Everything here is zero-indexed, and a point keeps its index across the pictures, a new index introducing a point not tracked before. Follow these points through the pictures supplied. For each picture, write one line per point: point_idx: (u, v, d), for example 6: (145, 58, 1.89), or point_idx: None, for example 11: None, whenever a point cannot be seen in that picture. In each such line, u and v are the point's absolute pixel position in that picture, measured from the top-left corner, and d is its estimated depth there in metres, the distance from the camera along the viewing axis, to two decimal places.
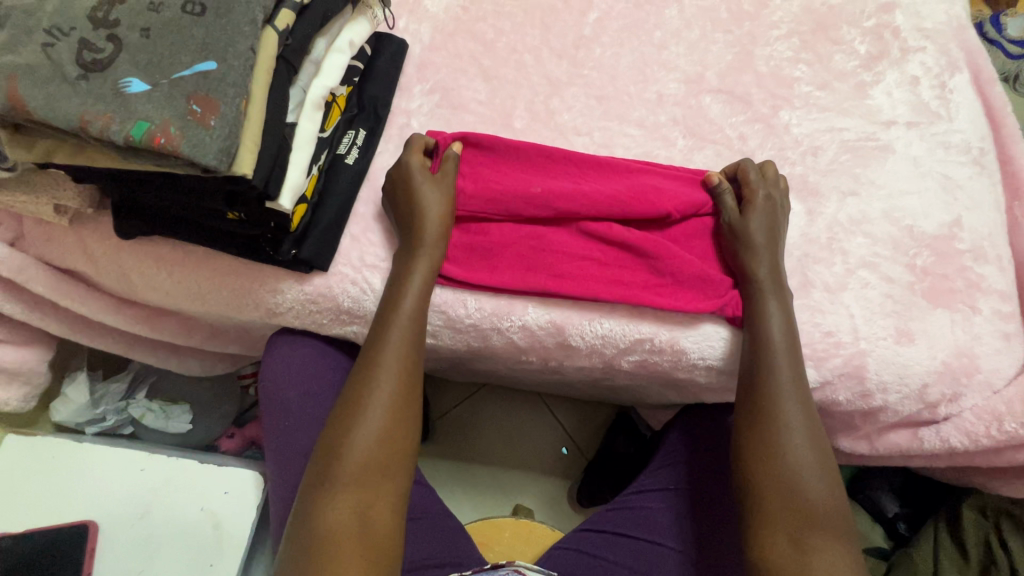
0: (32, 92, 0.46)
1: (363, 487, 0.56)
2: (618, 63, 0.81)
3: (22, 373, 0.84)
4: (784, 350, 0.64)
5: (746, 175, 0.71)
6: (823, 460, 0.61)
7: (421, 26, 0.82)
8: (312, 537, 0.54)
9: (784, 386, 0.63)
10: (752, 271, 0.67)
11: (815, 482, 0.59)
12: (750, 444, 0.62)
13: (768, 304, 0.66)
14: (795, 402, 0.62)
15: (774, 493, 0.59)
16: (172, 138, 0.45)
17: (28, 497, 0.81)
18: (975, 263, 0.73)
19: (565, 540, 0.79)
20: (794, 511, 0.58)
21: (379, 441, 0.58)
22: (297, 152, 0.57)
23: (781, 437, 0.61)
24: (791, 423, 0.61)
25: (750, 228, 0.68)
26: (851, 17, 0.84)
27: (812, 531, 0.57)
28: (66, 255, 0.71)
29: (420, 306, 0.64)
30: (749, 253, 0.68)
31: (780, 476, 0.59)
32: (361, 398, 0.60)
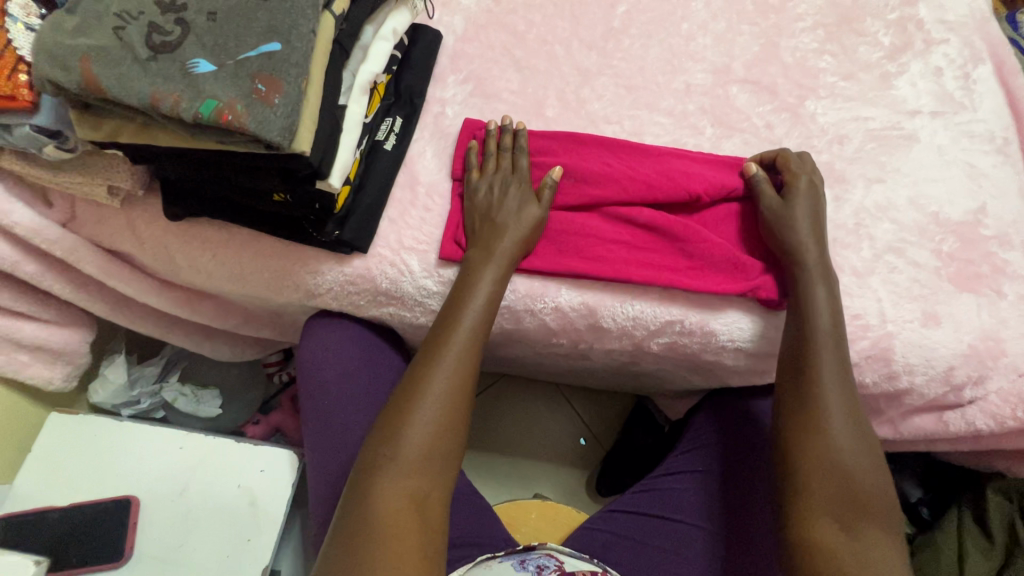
0: (105, 72, 0.49)
1: (422, 470, 0.58)
2: (647, 54, 0.83)
3: (66, 353, 0.87)
4: (829, 339, 0.65)
5: (786, 163, 0.73)
6: (871, 452, 0.61)
7: (455, 17, 0.85)
8: (369, 513, 0.55)
9: (833, 378, 0.63)
10: (798, 254, 0.68)
11: (862, 471, 0.60)
12: (797, 432, 0.63)
13: (814, 287, 0.67)
14: (845, 394, 0.63)
15: (821, 480, 0.60)
16: (238, 115, 0.47)
17: (70, 474, 0.84)
18: (1000, 250, 0.74)
19: (592, 520, 0.81)
20: (847, 502, 0.59)
21: (434, 432, 0.60)
22: (347, 134, 0.60)
23: (832, 426, 0.62)
24: (839, 413, 0.62)
25: (795, 213, 0.69)
26: (875, 10, 0.86)
27: (865, 522, 0.58)
28: (115, 236, 0.74)
29: (488, 302, 0.66)
30: (794, 234, 0.69)
31: (829, 463, 0.60)
32: (420, 382, 0.62)
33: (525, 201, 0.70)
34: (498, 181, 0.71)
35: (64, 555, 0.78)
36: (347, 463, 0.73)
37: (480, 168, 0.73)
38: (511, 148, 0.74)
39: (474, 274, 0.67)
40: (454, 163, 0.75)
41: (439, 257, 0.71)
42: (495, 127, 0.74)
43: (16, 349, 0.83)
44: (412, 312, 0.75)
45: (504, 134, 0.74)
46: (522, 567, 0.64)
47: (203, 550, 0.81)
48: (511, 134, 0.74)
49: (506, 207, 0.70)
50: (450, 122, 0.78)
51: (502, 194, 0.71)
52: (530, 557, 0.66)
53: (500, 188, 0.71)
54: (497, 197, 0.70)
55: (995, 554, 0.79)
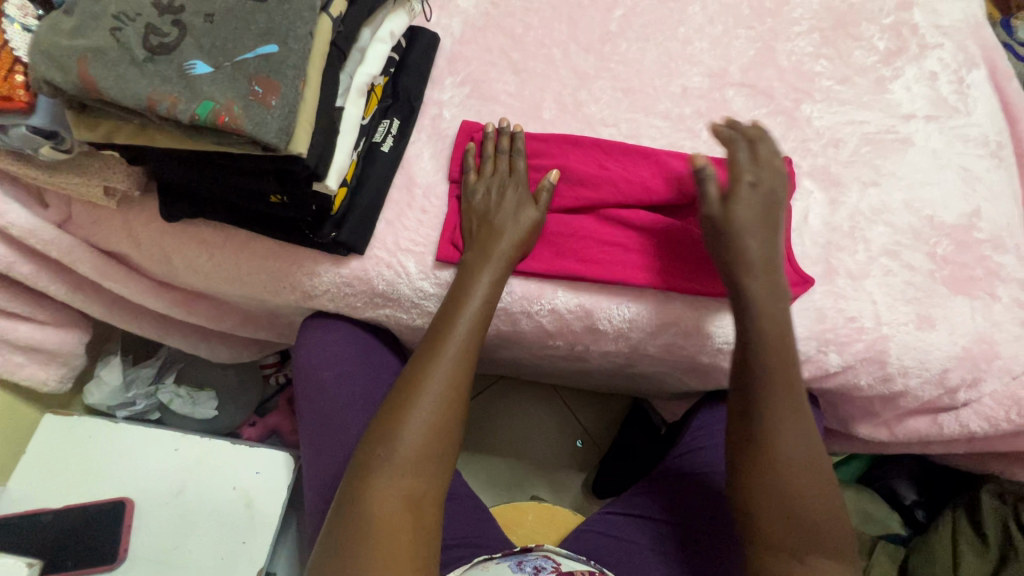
0: (102, 73, 0.49)
1: (417, 471, 0.58)
2: (644, 57, 0.84)
3: (62, 354, 0.87)
4: (779, 371, 0.62)
5: (736, 157, 0.67)
6: (826, 488, 0.60)
7: (452, 20, 0.85)
8: (361, 515, 0.56)
9: (785, 414, 0.61)
10: (746, 262, 0.64)
11: (818, 512, 0.59)
12: (752, 477, 0.61)
13: (758, 309, 0.64)
14: (798, 430, 0.61)
15: (777, 526, 0.59)
16: (235, 117, 0.47)
17: (64, 476, 0.83)
18: (994, 253, 0.75)
19: (591, 523, 0.81)
20: (795, 535, 0.58)
21: (430, 432, 0.60)
22: (344, 136, 0.60)
23: (787, 468, 0.60)
24: (793, 450, 0.60)
25: (736, 216, 0.64)
26: (870, 15, 0.86)
27: (813, 553, 0.57)
28: (111, 237, 0.74)
29: (486, 302, 0.66)
30: (735, 245, 0.64)
31: (783, 508, 0.59)
32: (415, 383, 0.62)
33: (521, 204, 0.70)
34: (493, 184, 0.72)
35: (59, 558, 0.78)
36: (342, 464, 0.72)
37: (476, 170, 0.73)
38: (508, 150, 0.74)
39: (471, 275, 0.67)
40: (451, 164, 0.75)
41: (435, 259, 0.71)
42: (493, 130, 0.75)
43: (11, 350, 0.83)
44: (409, 313, 0.75)
45: (500, 136, 0.74)
46: (519, 568, 0.64)
47: (198, 552, 0.80)
48: (508, 137, 0.74)
49: (500, 210, 0.70)
50: (448, 124, 0.79)
51: (497, 197, 0.71)
52: (527, 558, 0.66)
53: (497, 190, 0.71)
54: (494, 199, 0.71)
55: (990, 556, 0.79)
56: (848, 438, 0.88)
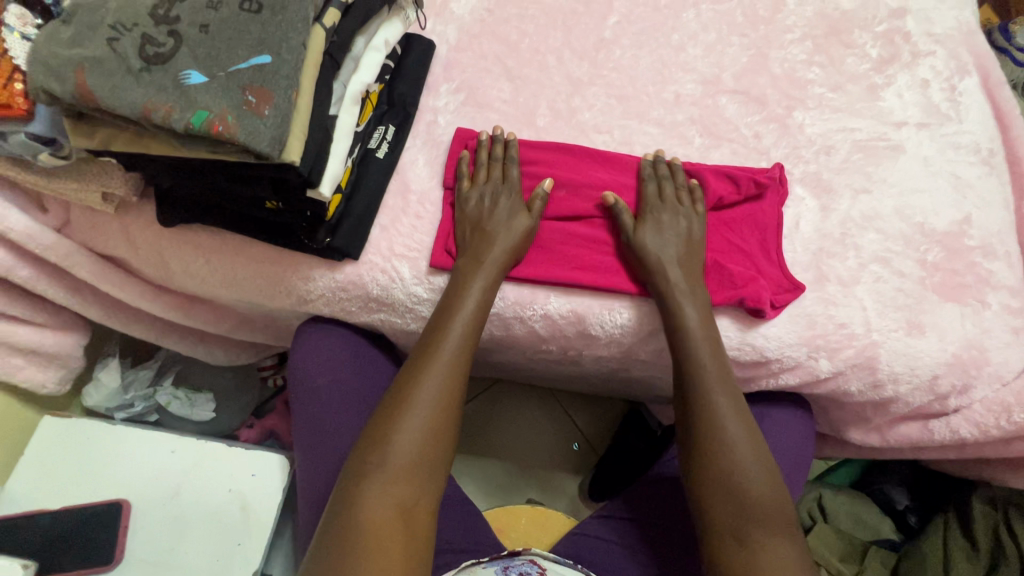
0: (99, 83, 0.50)
1: (410, 478, 0.59)
2: (638, 64, 0.84)
3: (60, 357, 0.87)
4: (709, 354, 0.66)
5: (645, 194, 0.74)
6: (762, 459, 0.63)
7: (448, 27, 0.86)
8: (353, 522, 0.56)
9: (717, 391, 0.65)
10: (660, 270, 0.69)
11: (756, 482, 0.61)
12: (693, 456, 0.65)
13: (687, 301, 0.68)
14: (731, 406, 0.65)
15: (718, 501, 0.62)
16: (228, 126, 0.48)
17: (62, 477, 0.84)
18: (985, 260, 0.75)
19: (582, 525, 0.81)
20: (737, 513, 0.60)
21: (423, 440, 0.60)
22: (338, 143, 0.60)
23: (723, 441, 0.63)
24: (728, 426, 0.64)
25: (646, 249, 0.70)
26: (863, 22, 0.87)
27: (756, 531, 0.59)
28: (109, 241, 0.75)
29: (479, 311, 0.67)
30: (649, 267, 0.69)
31: (724, 482, 0.62)
32: (408, 390, 0.62)
33: (514, 213, 0.71)
34: (486, 191, 0.73)
35: (54, 559, 0.78)
36: (336, 468, 0.73)
37: (470, 178, 0.74)
38: (501, 158, 0.75)
39: (464, 282, 0.68)
40: (445, 171, 0.76)
41: (429, 266, 0.72)
42: (486, 138, 0.76)
43: (9, 352, 0.84)
44: (403, 318, 0.76)
45: (494, 145, 0.76)
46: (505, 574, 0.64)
47: (193, 555, 0.81)
48: (501, 145, 0.76)
49: (491, 219, 0.71)
50: (442, 130, 0.79)
51: (488, 206, 0.72)
52: (513, 564, 0.67)
53: (491, 198, 0.72)
54: (487, 207, 0.72)
55: (981, 562, 0.79)
56: (840, 443, 0.88)
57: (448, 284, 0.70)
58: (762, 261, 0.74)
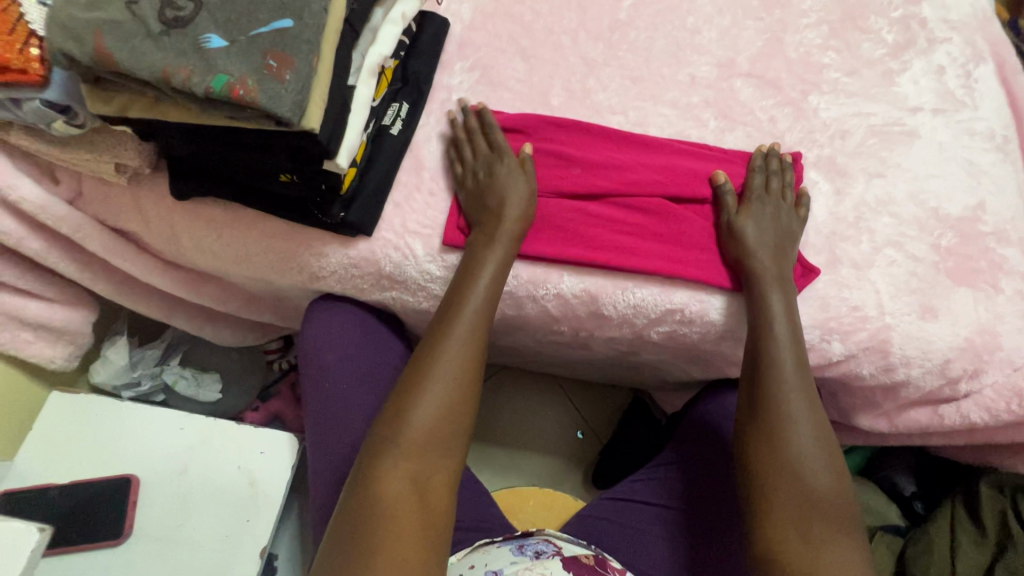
0: (118, 45, 0.49)
1: (424, 455, 0.58)
2: (653, 46, 0.84)
3: (69, 332, 0.87)
4: (789, 345, 0.66)
5: (751, 183, 0.74)
6: (830, 456, 0.62)
7: (462, 6, 0.85)
8: (370, 497, 0.56)
9: (793, 385, 0.65)
10: (749, 256, 0.70)
11: (824, 480, 0.61)
12: (759, 445, 0.64)
13: (771, 295, 0.68)
14: (806, 402, 0.64)
15: (783, 491, 0.60)
16: (249, 90, 0.48)
17: (70, 452, 0.84)
18: (998, 246, 0.75)
19: (591, 507, 0.82)
20: (803, 507, 0.59)
21: (438, 416, 0.60)
22: (355, 115, 0.60)
23: (796, 435, 0.62)
24: (803, 421, 0.63)
25: (746, 236, 0.70)
26: (879, 8, 0.86)
27: (821, 527, 0.58)
28: (120, 215, 0.74)
29: (492, 287, 0.66)
30: (743, 250, 0.70)
31: (788, 472, 0.61)
32: (424, 367, 0.62)
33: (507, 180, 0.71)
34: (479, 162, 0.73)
35: (63, 533, 0.79)
36: (347, 445, 0.73)
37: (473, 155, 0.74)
38: (480, 129, 0.75)
39: (479, 257, 0.68)
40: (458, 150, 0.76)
41: (443, 243, 0.72)
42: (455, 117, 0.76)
43: (20, 326, 0.84)
44: (415, 296, 0.76)
45: (466, 120, 0.75)
46: (520, 551, 0.64)
47: (202, 531, 0.81)
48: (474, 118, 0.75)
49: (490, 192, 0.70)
50: (456, 109, 0.79)
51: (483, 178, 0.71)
52: (528, 542, 0.66)
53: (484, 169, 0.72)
54: (486, 179, 0.71)
55: (987, 548, 0.80)
56: (848, 430, 0.88)
57: (462, 261, 0.69)
58: None
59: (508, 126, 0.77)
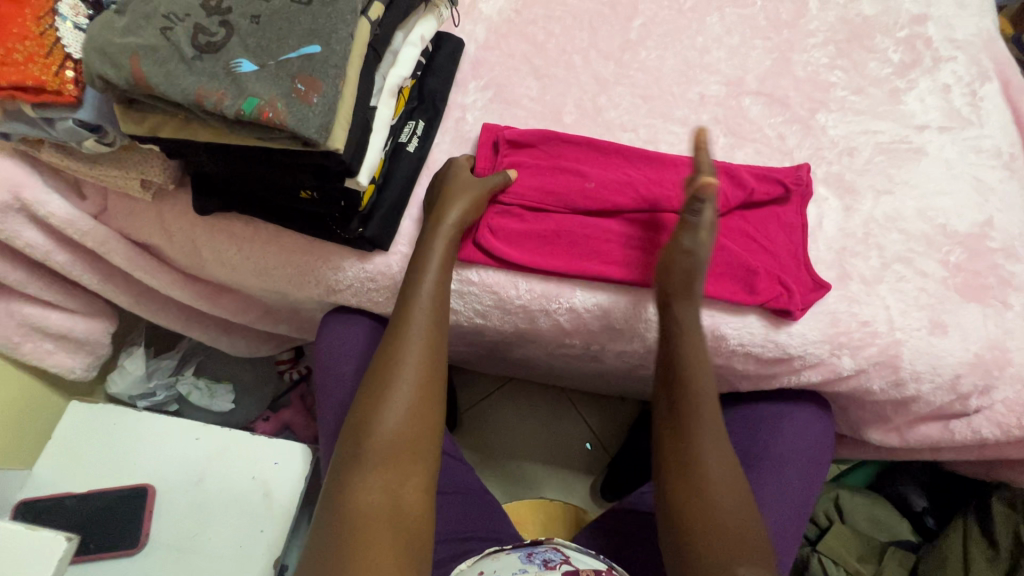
0: (153, 69, 0.51)
1: (394, 465, 0.59)
2: (662, 65, 0.86)
3: (89, 342, 0.89)
4: (700, 359, 0.67)
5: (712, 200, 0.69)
6: (733, 473, 0.63)
7: (476, 27, 0.88)
8: (346, 510, 0.57)
9: (700, 411, 0.65)
10: (687, 283, 0.68)
11: (735, 505, 0.61)
12: (673, 476, 0.63)
13: (685, 316, 0.68)
14: (710, 423, 0.65)
15: (701, 519, 0.60)
16: (278, 112, 0.50)
17: (88, 460, 0.85)
18: (1007, 262, 0.76)
19: (601, 519, 0.83)
20: (721, 538, 0.59)
21: (407, 426, 0.61)
22: (376, 135, 0.62)
23: (699, 463, 0.63)
24: (710, 442, 0.64)
25: (680, 244, 0.68)
26: (885, 28, 0.88)
27: (739, 555, 0.58)
28: (144, 229, 0.76)
29: (439, 292, 0.67)
30: (688, 279, 0.67)
31: (701, 498, 0.61)
32: (388, 378, 0.63)
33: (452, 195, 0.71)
34: (452, 179, 0.74)
35: (82, 542, 0.80)
36: None
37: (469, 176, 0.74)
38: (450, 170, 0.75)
39: (426, 254, 0.69)
40: (478, 163, 0.78)
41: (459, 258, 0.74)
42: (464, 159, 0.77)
43: (42, 337, 0.86)
44: None
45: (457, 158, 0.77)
46: (528, 560, 0.64)
47: (216, 541, 0.82)
48: (464, 158, 0.77)
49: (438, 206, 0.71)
50: (470, 128, 0.81)
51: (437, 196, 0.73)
52: (537, 550, 0.67)
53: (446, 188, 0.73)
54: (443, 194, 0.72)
55: (1000, 563, 0.80)
56: (857, 445, 0.89)
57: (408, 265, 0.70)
58: (787, 260, 0.74)
59: (518, 142, 0.78)
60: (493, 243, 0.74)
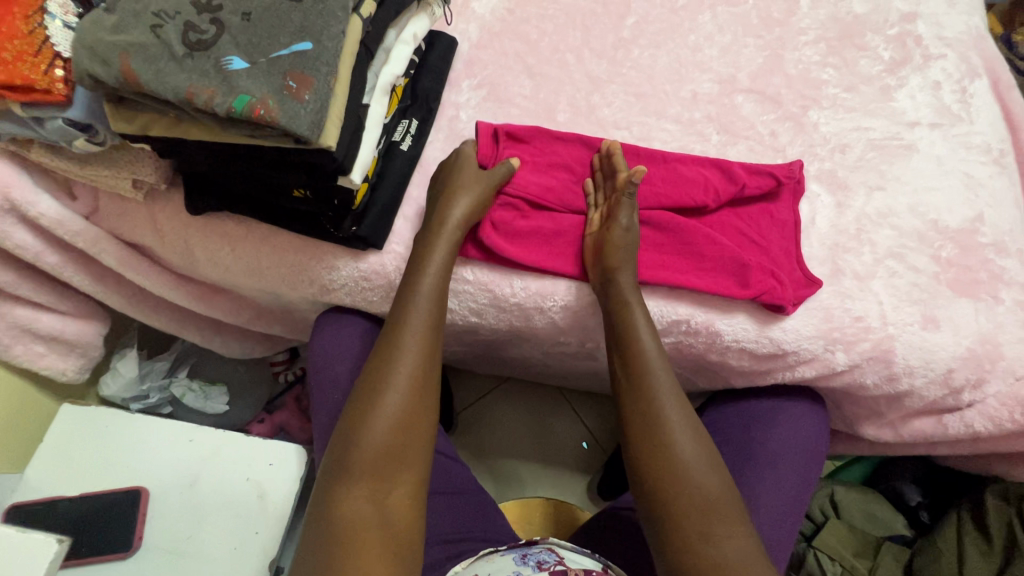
0: (143, 67, 0.51)
1: (382, 473, 0.59)
2: (655, 63, 0.86)
3: (81, 345, 0.89)
4: (644, 327, 0.68)
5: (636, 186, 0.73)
6: (701, 453, 0.63)
7: (470, 26, 0.88)
8: (334, 519, 0.57)
9: (661, 397, 0.66)
10: (622, 257, 0.70)
11: (698, 473, 0.61)
12: (648, 468, 0.63)
13: (621, 279, 0.69)
14: (671, 407, 0.65)
15: (675, 497, 0.61)
16: (270, 110, 0.50)
17: (80, 464, 0.84)
18: (997, 257, 0.76)
19: (597, 518, 0.83)
20: (698, 509, 0.60)
21: (397, 431, 0.61)
22: (369, 133, 0.62)
23: (666, 447, 0.63)
24: (667, 411, 0.65)
25: (619, 222, 0.71)
26: (875, 25, 0.89)
27: (715, 524, 0.59)
28: (136, 229, 0.76)
29: (436, 296, 0.67)
30: (623, 259, 0.70)
31: (664, 472, 0.62)
32: (379, 384, 0.63)
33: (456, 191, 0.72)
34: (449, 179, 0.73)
35: (74, 546, 0.79)
36: None
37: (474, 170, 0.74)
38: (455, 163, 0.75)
39: (428, 260, 0.69)
40: (479, 151, 0.77)
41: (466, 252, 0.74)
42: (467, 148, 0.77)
43: (33, 339, 0.85)
44: None
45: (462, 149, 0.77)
46: (523, 561, 0.64)
47: (210, 543, 0.81)
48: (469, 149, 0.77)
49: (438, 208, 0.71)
50: (464, 126, 0.81)
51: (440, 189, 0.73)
52: (531, 551, 0.67)
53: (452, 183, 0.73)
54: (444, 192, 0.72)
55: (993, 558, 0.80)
56: (852, 441, 0.89)
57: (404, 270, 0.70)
58: (779, 256, 0.75)
59: (515, 138, 0.78)
60: (493, 237, 0.73)
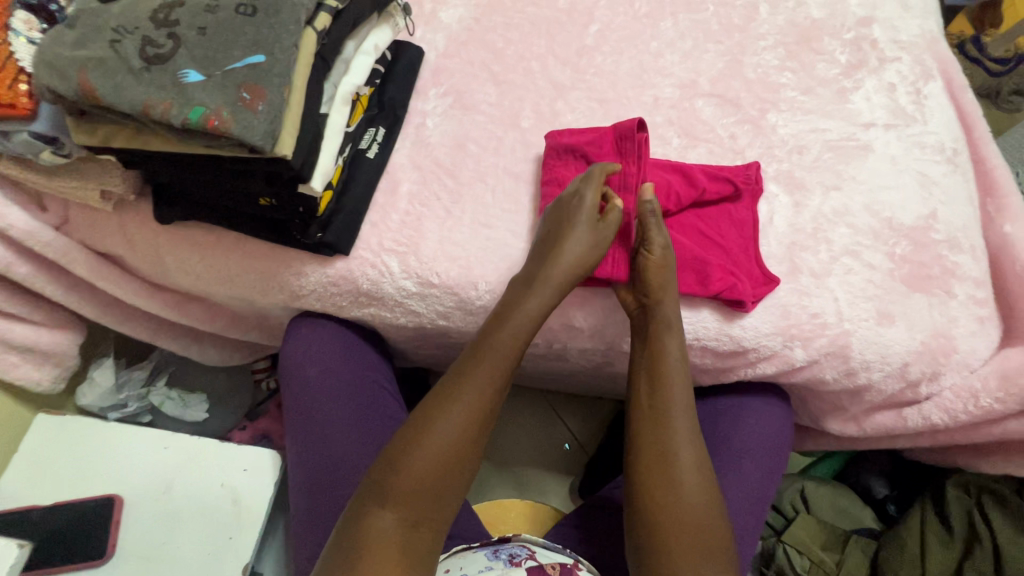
0: (101, 81, 0.53)
1: (418, 503, 0.59)
2: (618, 69, 0.88)
3: (56, 354, 0.90)
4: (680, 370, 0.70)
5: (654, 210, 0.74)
6: (708, 481, 0.65)
7: (437, 35, 0.90)
8: (360, 535, 0.57)
9: (684, 432, 0.67)
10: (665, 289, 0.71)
11: (708, 512, 0.63)
12: (657, 498, 0.64)
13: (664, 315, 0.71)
14: (691, 441, 0.67)
15: (677, 529, 0.62)
16: (224, 121, 0.52)
17: (55, 473, 0.85)
18: (950, 253, 0.78)
19: (567, 516, 0.83)
20: (698, 544, 0.61)
21: (440, 465, 0.61)
22: (328, 141, 0.64)
23: (684, 476, 0.64)
24: (692, 450, 0.66)
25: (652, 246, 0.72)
26: (833, 30, 0.91)
27: (709, 560, 0.60)
28: (107, 239, 0.77)
29: (511, 334, 0.68)
30: (661, 289, 0.71)
31: (673, 504, 0.63)
32: (435, 414, 0.63)
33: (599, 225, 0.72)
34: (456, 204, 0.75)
35: (45, 556, 0.80)
36: (320, 457, 0.74)
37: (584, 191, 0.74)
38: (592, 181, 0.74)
39: (512, 298, 0.69)
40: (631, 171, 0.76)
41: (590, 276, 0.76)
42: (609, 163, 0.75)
43: (6, 350, 0.86)
44: (393, 312, 0.78)
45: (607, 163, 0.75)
46: (494, 556, 0.65)
47: (184, 549, 0.82)
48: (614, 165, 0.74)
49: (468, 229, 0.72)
50: (430, 132, 0.83)
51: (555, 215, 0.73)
52: (504, 546, 0.67)
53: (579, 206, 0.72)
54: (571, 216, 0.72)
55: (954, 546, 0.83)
56: (820, 436, 0.91)
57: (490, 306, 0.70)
58: (739, 255, 0.76)
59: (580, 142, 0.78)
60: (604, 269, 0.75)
